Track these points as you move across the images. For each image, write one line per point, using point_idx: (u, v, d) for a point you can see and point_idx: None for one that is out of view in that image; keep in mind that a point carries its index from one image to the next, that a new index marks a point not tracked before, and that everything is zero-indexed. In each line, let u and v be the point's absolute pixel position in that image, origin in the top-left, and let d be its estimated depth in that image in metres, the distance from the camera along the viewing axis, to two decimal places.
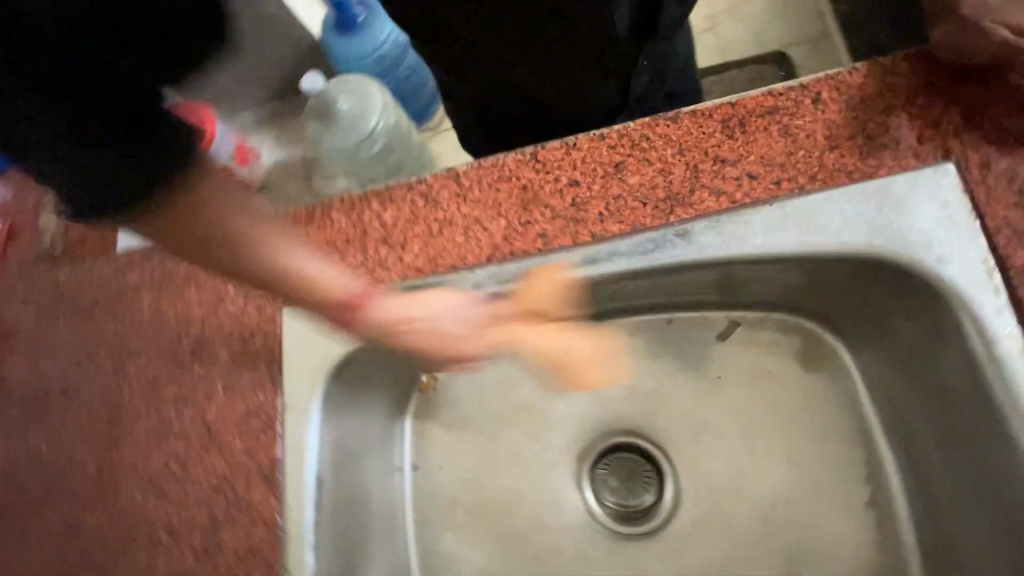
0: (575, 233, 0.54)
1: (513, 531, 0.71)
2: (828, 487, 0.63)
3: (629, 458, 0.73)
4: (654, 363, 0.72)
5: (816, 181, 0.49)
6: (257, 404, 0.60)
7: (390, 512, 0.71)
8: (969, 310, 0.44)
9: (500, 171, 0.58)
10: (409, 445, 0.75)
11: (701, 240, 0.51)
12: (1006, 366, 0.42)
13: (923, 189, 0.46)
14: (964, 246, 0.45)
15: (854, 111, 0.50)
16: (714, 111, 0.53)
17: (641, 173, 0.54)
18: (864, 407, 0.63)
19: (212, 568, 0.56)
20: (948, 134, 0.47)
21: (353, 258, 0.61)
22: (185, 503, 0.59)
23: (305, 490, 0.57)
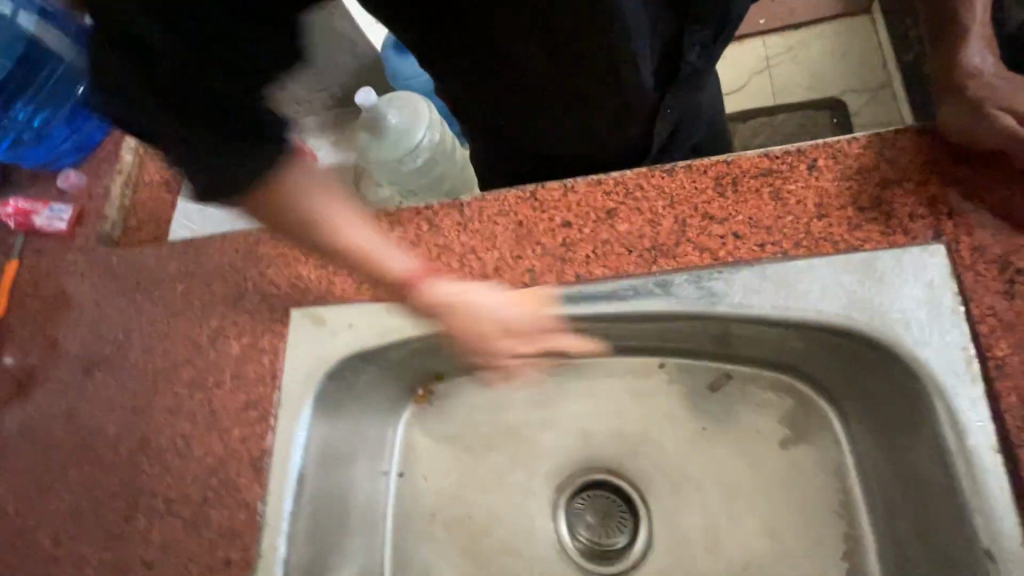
0: (562, 272, 0.56)
1: (484, 552, 0.72)
2: (805, 555, 0.61)
3: (607, 496, 0.73)
4: (642, 406, 0.72)
5: (800, 248, 0.49)
6: (256, 397, 0.65)
7: (370, 514, 0.73)
8: (942, 397, 0.42)
9: (500, 205, 0.61)
10: (398, 451, 0.78)
11: (679, 292, 0.52)
12: (975, 459, 0.41)
13: (909, 271, 0.46)
14: (944, 333, 0.44)
15: (848, 181, 0.49)
16: (708, 167, 0.54)
17: (631, 222, 0.55)
18: (849, 478, 0.62)
19: (197, 543, 0.61)
20: (942, 213, 0.46)
21: (359, 272, 0.65)
22: (183, 480, 0.64)
23: (287, 481, 0.62)
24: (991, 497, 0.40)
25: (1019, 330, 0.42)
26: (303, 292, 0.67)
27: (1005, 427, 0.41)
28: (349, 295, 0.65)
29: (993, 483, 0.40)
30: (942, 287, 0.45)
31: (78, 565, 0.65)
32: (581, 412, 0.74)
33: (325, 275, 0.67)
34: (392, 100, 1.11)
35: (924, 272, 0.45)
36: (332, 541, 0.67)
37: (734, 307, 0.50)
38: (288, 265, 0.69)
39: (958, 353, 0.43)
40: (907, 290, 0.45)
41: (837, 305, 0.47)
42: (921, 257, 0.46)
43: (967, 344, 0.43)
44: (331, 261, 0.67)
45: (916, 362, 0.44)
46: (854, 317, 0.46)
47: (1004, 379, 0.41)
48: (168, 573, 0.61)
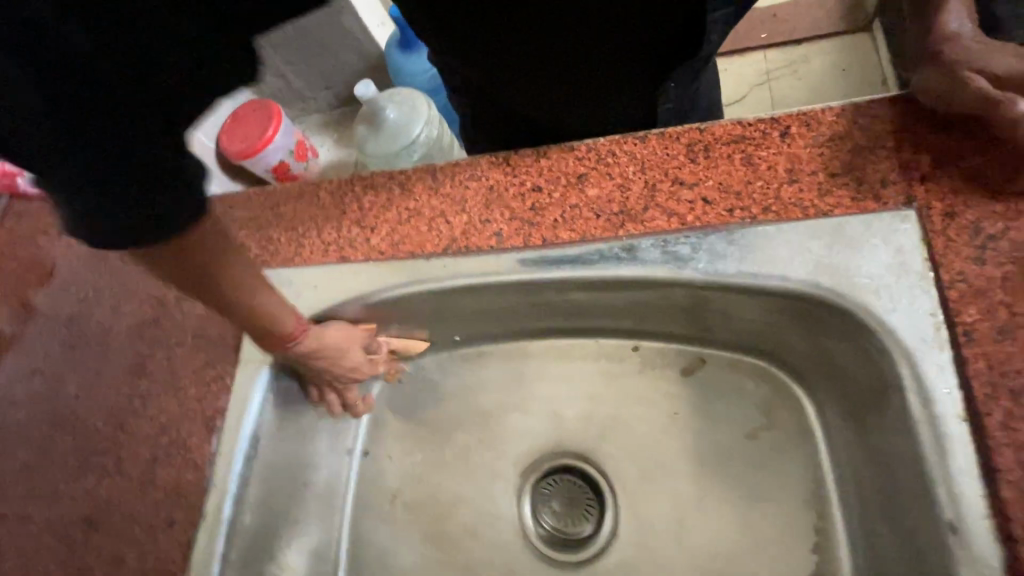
0: (529, 235, 0.55)
1: (444, 535, 0.69)
2: (771, 547, 0.59)
3: (575, 482, 0.70)
4: (614, 389, 0.69)
5: (769, 213, 0.48)
6: (218, 357, 0.64)
7: (328, 490, 0.69)
8: (908, 363, 0.41)
9: (473, 171, 0.60)
10: (363, 430, 0.73)
11: (645, 256, 0.51)
12: (941, 428, 0.38)
13: (878, 236, 0.44)
14: (912, 298, 0.42)
15: (820, 148, 0.48)
16: (681, 134, 0.53)
17: (601, 186, 0.54)
18: (824, 469, 0.59)
19: (142, 502, 0.60)
20: (914, 179, 0.45)
21: (328, 235, 0.64)
22: (134, 438, 0.63)
23: (240, 442, 0.60)
24: (958, 468, 0.37)
25: (990, 297, 0.40)
26: (272, 254, 0.66)
27: (973, 395, 0.38)
28: (317, 258, 0.64)
29: (958, 453, 0.38)
30: (911, 252, 0.43)
31: (18, 523, 0.63)
32: (552, 394, 0.71)
33: (294, 238, 0.66)
34: (392, 94, 1.10)
35: (895, 237, 0.44)
36: (282, 513, 0.64)
37: (700, 272, 0.49)
38: (260, 227, 0.68)
39: (925, 319, 0.41)
40: (876, 255, 0.44)
41: (803, 270, 0.46)
42: (890, 222, 0.44)
43: (935, 312, 0.41)
44: (302, 224, 0.66)
45: (883, 328, 0.42)
46: (820, 282, 0.45)
47: (972, 345, 0.39)
48: (111, 532, 0.59)
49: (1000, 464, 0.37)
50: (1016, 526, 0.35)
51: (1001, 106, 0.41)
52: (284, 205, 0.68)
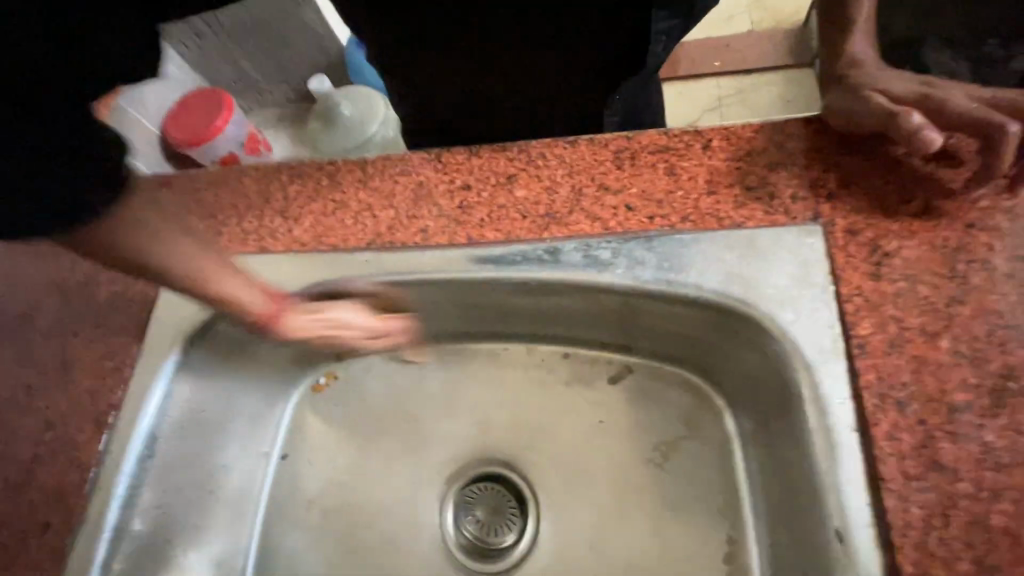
0: (454, 233, 0.54)
1: (358, 543, 0.66)
2: (684, 559, 0.59)
3: (497, 490, 0.68)
4: (541, 395, 0.68)
5: (686, 222, 0.48)
6: (117, 347, 0.60)
7: (240, 494, 0.65)
8: (806, 372, 0.42)
9: (404, 166, 0.59)
10: (282, 431, 0.70)
11: (567, 259, 0.50)
12: (831, 437, 0.39)
13: (786, 248, 0.46)
14: (813, 310, 0.43)
15: (738, 162, 0.49)
16: (610, 141, 0.54)
17: (529, 188, 0.54)
18: (739, 481, 0.59)
19: (18, 502, 0.55)
20: (821, 196, 0.46)
21: (249, 223, 0.61)
22: (16, 433, 0.58)
23: (133, 440, 0.56)
24: (843, 474, 0.38)
25: (883, 311, 0.42)
26: None
27: (863, 405, 0.40)
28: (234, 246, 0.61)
29: (845, 460, 0.39)
30: (814, 266, 0.44)
31: None
32: (479, 398, 0.70)
33: (211, 223, 0.62)
34: (347, 91, 1.07)
35: (801, 250, 0.45)
36: (180, 517, 0.60)
37: (618, 277, 0.49)
38: None
39: (823, 331, 0.42)
40: (784, 266, 0.45)
41: (715, 279, 0.46)
42: (796, 236, 0.46)
43: (834, 325, 0.42)
44: (223, 211, 0.63)
45: (785, 338, 0.43)
46: (729, 292, 0.46)
47: (865, 357, 0.41)
48: None
49: (883, 473, 0.38)
50: (894, 534, 0.36)
51: (899, 118, 0.43)
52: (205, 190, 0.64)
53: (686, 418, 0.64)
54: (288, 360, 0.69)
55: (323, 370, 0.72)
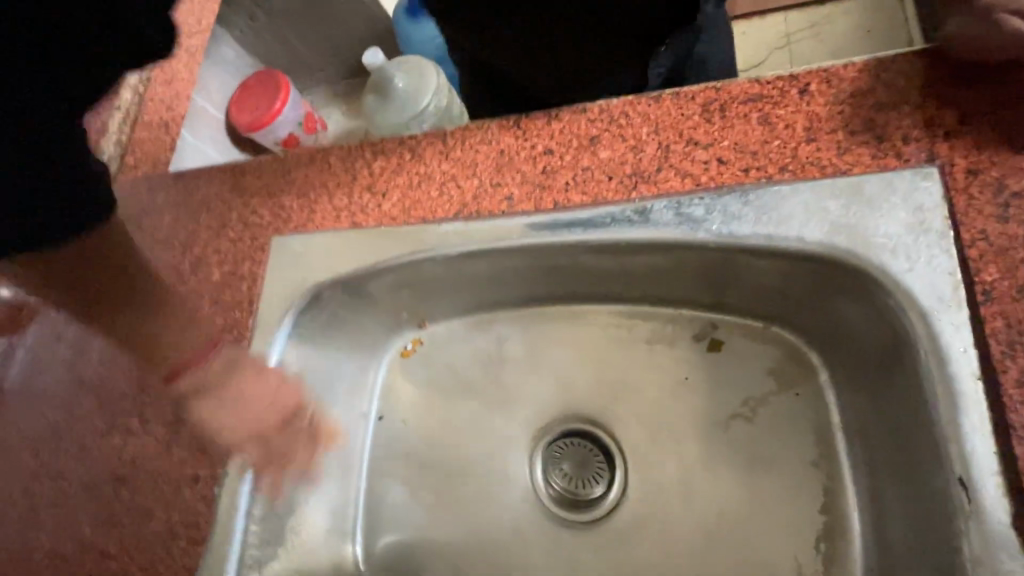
0: (540, 198, 0.55)
1: (456, 494, 0.70)
2: (780, 509, 0.59)
3: (584, 445, 0.70)
4: (623, 355, 0.70)
5: (785, 173, 0.47)
6: (234, 321, 0.66)
7: (347, 451, 0.71)
8: (924, 322, 0.40)
9: (483, 134, 0.60)
10: (378, 394, 0.75)
11: (658, 218, 0.50)
12: (954, 385, 0.38)
13: (897, 194, 0.44)
14: (930, 256, 0.41)
15: (841, 105, 0.47)
16: (696, 94, 0.52)
17: (614, 148, 0.54)
18: (835, 435, 0.59)
19: (169, 459, 0.62)
20: (938, 135, 0.44)
21: (341, 200, 0.65)
22: (158, 401, 0.65)
23: (259, 403, 0.63)
24: (968, 422, 0.38)
25: (1011, 255, 0.40)
26: (284, 221, 0.67)
27: (990, 352, 0.38)
28: (329, 224, 0.65)
29: (972, 408, 0.38)
30: (930, 210, 0.42)
31: (45, 481, 0.65)
32: (562, 359, 0.72)
33: (307, 203, 0.67)
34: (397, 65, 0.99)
35: (914, 193, 0.43)
36: (302, 470, 0.66)
37: (712, 233, 0.48)
38: (273, 195, 0.69)
39: (941, 278, 0.41)
40: (894, 212, 0.43)
41: (818, 229, 0.45)
42: (909, 180, 0.43)
43: (954, 271, 0.40)
44: (315, 190, 0.67)
45: (898, 286, 0.42)
46: (835, 242, 0.44)
47: (990, 303, 0.39)
48: (140, 485, 0.62)
49: (1013, 421, 0.37)
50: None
51: None
52: (297, 172, 0.68)
53: (775, 373, 0.63)
54: (380, 329, 0.74)
55: (410, 336, 0.76)
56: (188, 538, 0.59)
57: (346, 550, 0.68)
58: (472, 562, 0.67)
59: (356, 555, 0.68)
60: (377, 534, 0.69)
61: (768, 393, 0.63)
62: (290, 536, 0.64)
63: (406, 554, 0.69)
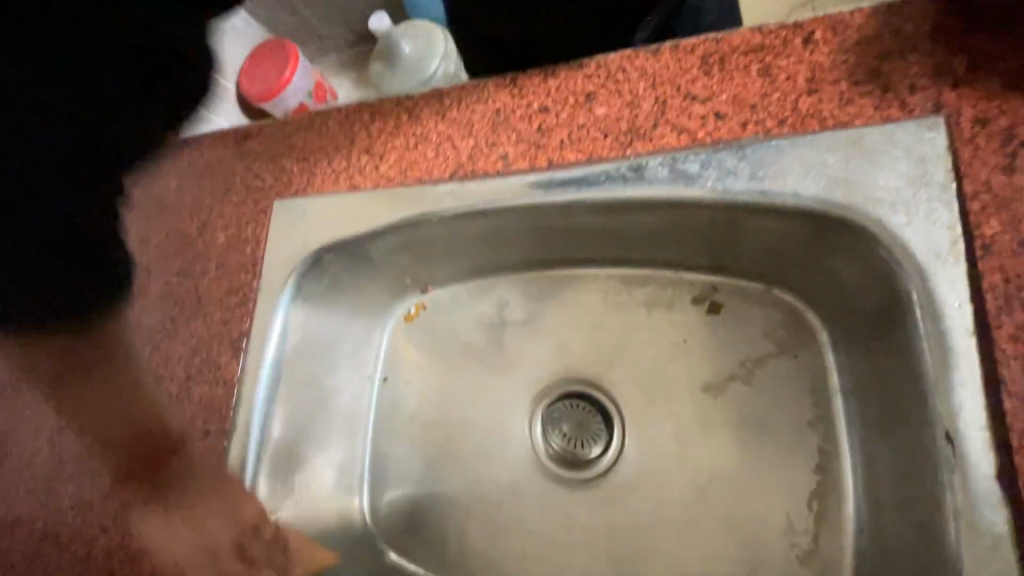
0: (535, 157, 0.55)
1: (457, 452, 0.72)
2: (774, 468, 0.60)
3: (583, 407, 0.71)
4: (621, 318, 0.70)
5: (784, 126, 0.46)
6: (239, 283, 0.67)
7: (353, 411, 0.74)
8: (920, 277, 0.40)
9: (479, 94, 0.59)
10: (383, 356, 0.77)
11: (652, 176, 0.50)
12: (946, 340, 0.38)
13: (900, 146, 0.42)
14: (929, 210, 0.40)
15: (846, 54, 0.45)
16: (696, 46, 0.50)
17: (610, 105, 0.52)
18: (832, 395, 0.59)
19: (182, 414, 0.65)
20: (946, 84, 0.42)
21: (339, 162, 0.65)
22: (170, 359, 0.68)
23: (264, 362, 0.65)
24: (958, 377, 0.37)
25: (1014, 208, 0.38)
26: (285, 185, 0.68)
27: (985, 307, 0.38)
28: (328, 187, 0.65)
29: (963, 363, 0.37)
30: (933, 163, 0.41)
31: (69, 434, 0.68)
32: (561, 323, 0.72)
33: (307, 166, 0.67)
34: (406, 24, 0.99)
35: (918, 145, 0.42)
36: (309, 427, 0.69)
37: (707, 190, 0.47)
38: (274, 159, 0.69)
39: (940, 232, 0.40)
40: (896, 166, 0.42)
41: (816, 184, 0.44)
42: (913, 132, 0.42)
43: (953, 226, 0.39)
44: (314, 153, 0.67)
45: (895, 241, 0.41)
46: (833, 198, 0.43)
47: (989, 257, 0.38)
48: None
49: (1005, 376, 0.36)
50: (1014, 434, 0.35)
51: None
52: (296, 136, 0.69)
53: (775, 335, 0.63)
54: (383, 293, 0.75)
55: (413, 300, 0.77)
56: None
57: (353, 504, 0.70)
58: (471, 516, 0.69)
59: (362, 508, 0.70)
60: (382, 489, 0.72)
61: (767, 356, 0.63)
62: (297, 487, 0.67)
63: (410, 508, 0.71)
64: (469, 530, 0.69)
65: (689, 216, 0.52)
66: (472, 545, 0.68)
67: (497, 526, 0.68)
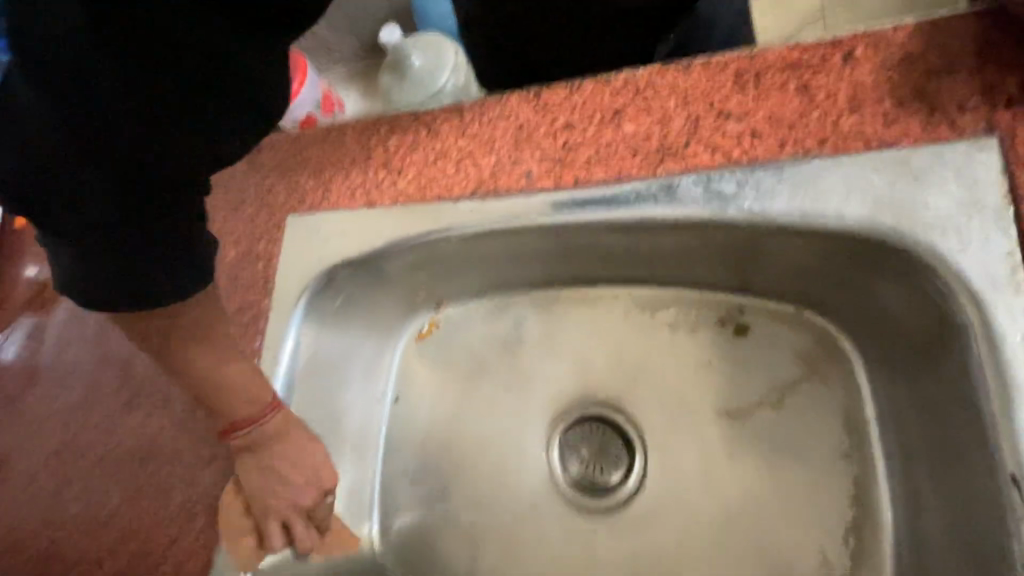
0: (560, 175, 0.53)
1: (472, 476, 0.70)
2: (807, 500, 0.57)
3: (603, 431, 0.69)
4: (644, 339, 0.67)
5: (824, 146, 0.44)
6: (250, 300, 0.65)
7: (363, 432, 0.71)
8: (976, 306, 0.37)
9: (500, 109, 0.57)
10: (395, 376, 0.74)
11: (684, 195, 0.48)
12: (1008, 375, 0.36)
13: (950, 167, 0.40)
14: (985, 234, 0.38)
15: (889, 71, 0.43)
16: (729, 62, 0.49)
17: (639, 121, 0.51)
18: (868, 424, 0.57)
19: (188, 436, 0.63)
20: (998, 103, 0.40)
21: (355, 177, 0.63)
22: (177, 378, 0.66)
23: (275, 383, 0.63)
24: (1022, 416, 0.35)
25: None
26: (299, 199, 0.66)
27: None
28: (344, 202, 0.64)
29: None
30: (985, 185, 0.39)
31: (72, 455, 0.66)
32: (582, 343, 0.70)
33: (321, 181, 0.65)
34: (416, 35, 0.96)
35: (969, 167, 0.40)
36: None
37: (742, 211, 0.46)
38: (287, 173, 0.67)
39: (996, 258, 0.38)
40: (945, 188, 0.40)
41: (860, 205, 0.42)
42: (964, 153, 0.40)
43: (1011, 252, 0.37)
44: (330, 168, 0.65)
45: (947, 268, 0.39)
46: (878, 221, 0.41)
47: None
48: (160, 461, 0.63)
49: None
50: None
51: None
52: (311, 150, 0.67)
53: (806, 359, 0.61)
54: (397, 310, 0.73)
55: (427, 318, 0.75)
56: (206, 513, 0.60)
57: (362, 530, 0.68)
58: (487, 544, 0.67)
59: (372, 535, 0.68)
60: (394, 514, 0.69)
61: (797, 381, 0.60)
62: None
63: (422, 535, 0.68)
64: (484, 560, 0.66)
65: (719, 238, 0.51)
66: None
67: (513, 555, 0.66)
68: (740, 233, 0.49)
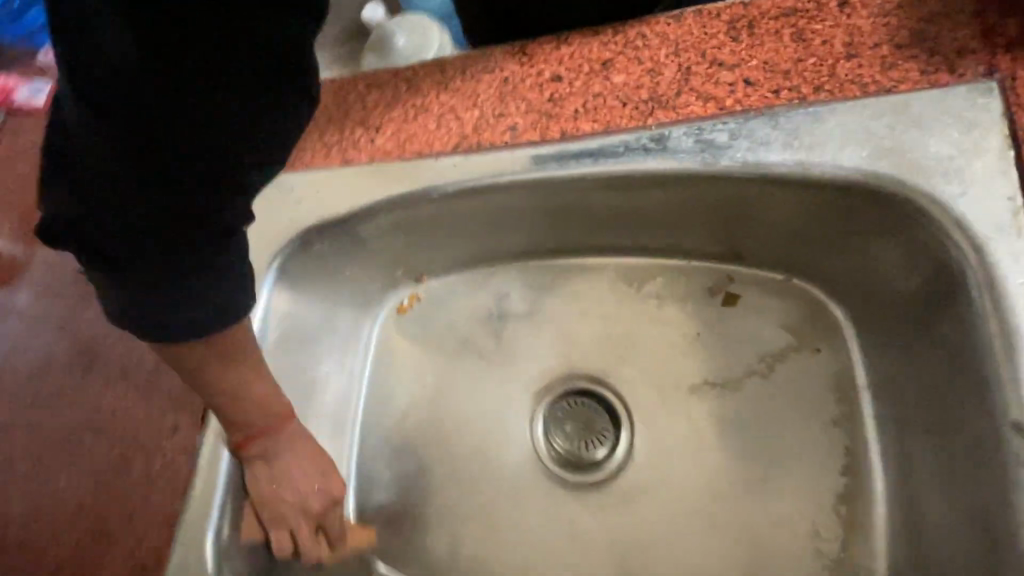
0: (546, 128, 0.50)
1: (453, 453, 0.67)
2: (798, 471, 0.56)
3: (589, 406, 0.66)
4: (631, 311, 0.65)
5: (820, 93, 0.42)
6: None
7: (339, 408, 0.68)
8: (977, 251, 0.37)
9: (485, 63, 0.55)
10: (372, 351, 0.71)
11: (676, 146, 0.46)
12: (1012, 319, 0.35)
13: (950, 113, 0.39)
14: (985, 179, 0.38)
15: (886, 17, 0.42)
16: (722, 11, 0.47)
17: (628, 72, 0.49)
18: (860, 392, 0.55)
19: (149, 409, 0.59)
20: (996, 47, 0.39)
21: (331, 136, 0.60)
22: (137, 349, 0.62)
23: None
24: None
25: None
26: None
27: None
28: (319, 163, 0.60)
29: None
30: (985, 129, 0.39)
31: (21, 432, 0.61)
32: (568, 316, 0.68)
33: None
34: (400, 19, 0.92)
35: (970, 111, 0.39)
36: None
37: (736, 161, 0.44)
38: None
39: (996, 202, 0.37)
40: (944, 134, 0.39)
41: (858, 153, 0.41)
42: (965, 97, 0.39)
43: (1012, 196, 0.37)
44: (303, 127, 0.62)
45: (949, 213, 0.38)
46: (877, 168, 0.40)
47: None
48: (117, 436, 0.59)
49: None
50: None
51: None
52: None
53: (797, 328, 0.59)
54: (375, 282, 0.69)
55: (407, 291, 0.72)
56: (167, 489, 0.56)
57: None
58: (468, 523, 0.64)
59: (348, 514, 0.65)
60: (371, 493, 0.66)
61: (787, 351, 0.59)
62: None
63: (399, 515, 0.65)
64: (465, 540, 0.63)
65: (711, 196, 0.49)
66: (466, 556, 0.63)
67: (495, 535, 0.63)
68: (734, 188, 0.47)
